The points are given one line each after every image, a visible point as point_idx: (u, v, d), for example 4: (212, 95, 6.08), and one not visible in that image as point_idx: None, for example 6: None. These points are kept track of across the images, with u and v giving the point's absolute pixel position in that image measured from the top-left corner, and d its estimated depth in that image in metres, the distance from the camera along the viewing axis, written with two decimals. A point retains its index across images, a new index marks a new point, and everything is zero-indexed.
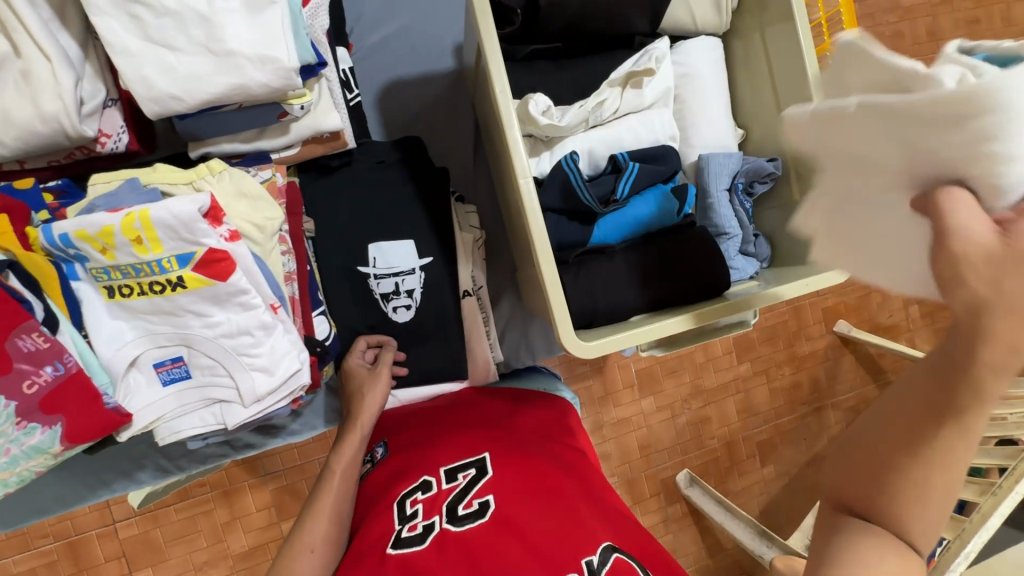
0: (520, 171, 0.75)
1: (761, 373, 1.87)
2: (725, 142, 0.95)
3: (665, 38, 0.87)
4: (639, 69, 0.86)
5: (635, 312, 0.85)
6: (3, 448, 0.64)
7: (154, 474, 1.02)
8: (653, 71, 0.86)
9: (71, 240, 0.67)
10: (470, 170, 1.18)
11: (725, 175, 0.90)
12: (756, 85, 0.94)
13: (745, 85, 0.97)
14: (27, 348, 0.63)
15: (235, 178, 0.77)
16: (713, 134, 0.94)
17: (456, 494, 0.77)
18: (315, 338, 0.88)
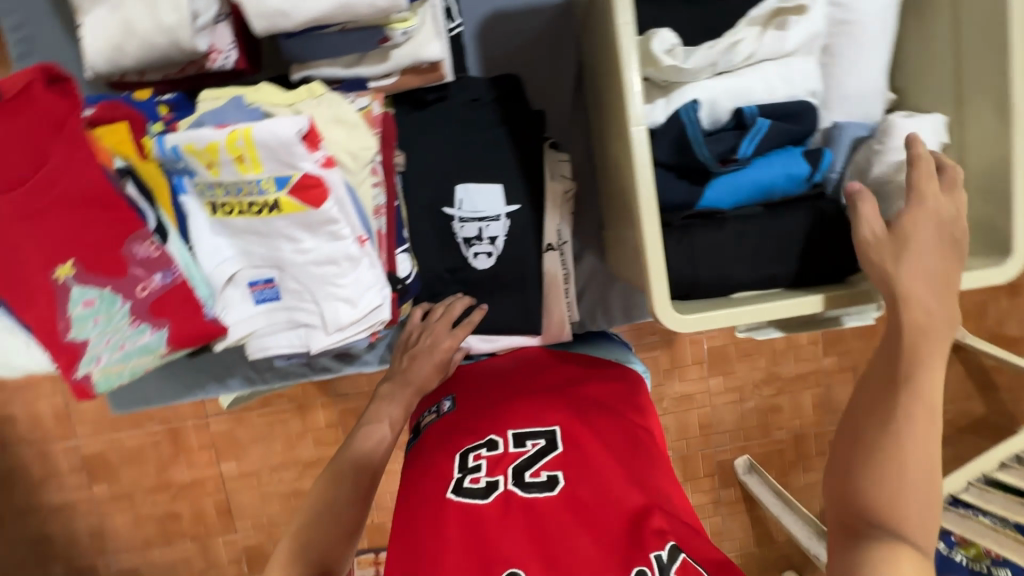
0: (634, 118, 0.68)
1: (851, 370, 1.70)
2: (873, 104, 0.81)
3: None
4: (788, 6, 0.74)
5: (737, 290, 0.77)
6: (120, 343, 0.68)
7: (242, 381, 1.09)
8: (803, 10, 0.74)
9: (180, 153, 0.68)
10: (566, 117, 1.10)
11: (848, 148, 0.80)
12: (928, 34, 0.78)
13: (914, 35, 0.81)
14: (141, 255, 0.67)
15: (333, 104, 0.75)
16: (859, 94, 0.80)
17: (524, 460, 0.74)
18: (397, 276, 0.87)
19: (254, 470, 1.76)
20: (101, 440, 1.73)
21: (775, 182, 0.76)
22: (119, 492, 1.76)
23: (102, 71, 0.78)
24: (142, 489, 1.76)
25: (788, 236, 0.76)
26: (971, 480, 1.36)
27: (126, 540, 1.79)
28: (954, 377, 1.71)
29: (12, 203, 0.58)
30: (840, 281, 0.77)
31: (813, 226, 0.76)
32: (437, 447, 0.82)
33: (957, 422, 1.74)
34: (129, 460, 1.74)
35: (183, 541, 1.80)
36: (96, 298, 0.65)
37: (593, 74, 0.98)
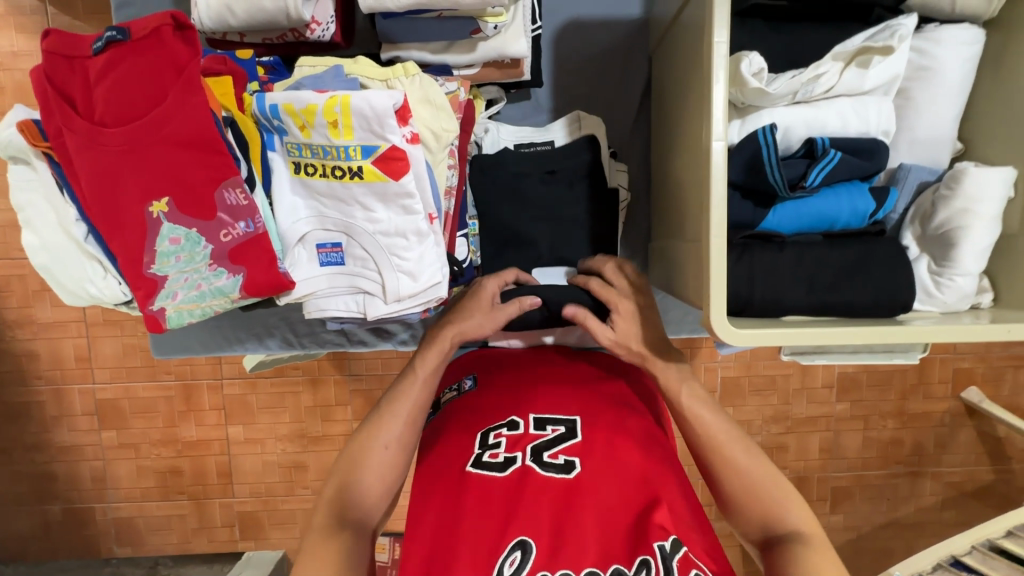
0: (714, 134, 0.70)
1: (861, 418, 1.70)
2: (940, 151, 0.83)
3: (916, 14, 0.76)
4: (876, 45, 0.76)
5: (789, 312, 0.78)
6: (196, 283, 0.72)
7: (280, 343, 1.12)
8: (889, 51, 0.76)
9: (278, 111, 0.72)
10: (628, 129, 1.13)
11: (912, 191, 0.82)
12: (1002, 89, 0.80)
13: (990, 90, 0.83)
14: (230, 201, 0.70)
15: (423, 84, 0.79)
16: (931, 139, 0.82)
17: (543, 441, 0.76)
18: (455, 258, 0.89)
19: (260, 438, 1.78)
20: (117, 387, 1.76)
21: (838, 214, 0.78)
22: (125, 441, 1.79)
23: (206, 28, 0.82)
24: (149, 441, 1.80)
25: (846, 267, 0.77)
26: (976, 544, 1.35)
27: (126, 489, 1.82)
28: (964, 440, 1.70)
29: (127, 137, 0.64)
30: (893, 317, 0.78)
31: (872, 258, 0.78)
32: (457, 421, 0.83)
33: (962, 486, 1.73)
34: (141, 410, 1.78)
35: (180, 498, 1.82)
36: (182, 237, 0.69)
37: (663, 91, 1.02)
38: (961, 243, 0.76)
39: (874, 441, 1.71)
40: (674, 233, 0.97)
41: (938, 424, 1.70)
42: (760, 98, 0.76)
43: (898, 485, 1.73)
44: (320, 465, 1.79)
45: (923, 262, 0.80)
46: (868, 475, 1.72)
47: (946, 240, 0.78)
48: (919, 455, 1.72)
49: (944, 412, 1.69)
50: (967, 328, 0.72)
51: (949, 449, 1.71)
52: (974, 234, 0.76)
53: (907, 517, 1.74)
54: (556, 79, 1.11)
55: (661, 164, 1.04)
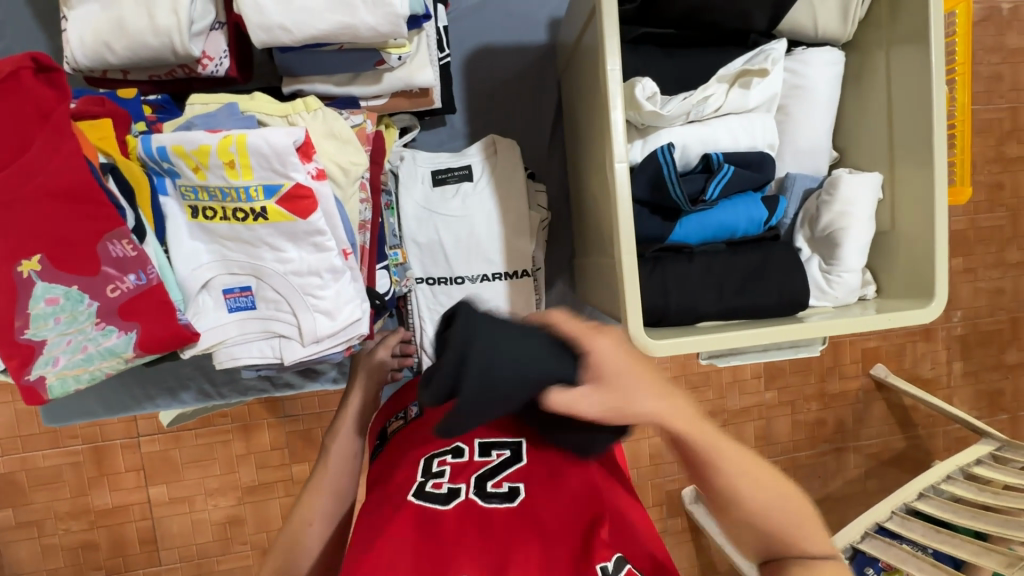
0: (617, 156, 0.73)
1: (787, 403, 1.82)
2: (818, 159, 0.91)
3: (785, 40, 0.84)
4: (753, 67, 0.83)
5: (702, 319, 0.83)
6: (81, 344, 0.66)
7: (195, 395, 1.04)
8: (764, 73, 0.83)
9: (167, 153, 0.67)
10: (544, 149, 1.15)
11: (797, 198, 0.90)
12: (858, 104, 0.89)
13: (854, 103, 0.92)
14: (115, 253, 0.64)
15: (327, 119, 0.77)
16: (810, 150, 0.91)
17: (487, 469, 0.75)
18: (376, 291, 0.87)
19: (186, 496, 1.64)
20: (12, 459, 1.57)
21: (738, 223, 0.84)
22: (25, 519, 1.59)
23: (83, 66, 0.76)
24: (53, 516, 1.60)
25: (748, 271, 0.83)
26: (894, 509, 1.45)
27: (29, 574, 1.61)
28: (878, 413, 1.85)
29: None
30: (794, 315, 0.84)
31: (769, 261, 0.84)
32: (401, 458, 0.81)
33: (880, 455, 1.88)
34: (42, 483, 1.58)
35: (97, 575, 1.63)
36: (61, 295, 0.63)
37: (572, 112, 1.05)
38: (844, 242, 0.84)
39: (802, 424, 1.83)
40: (595, 249, 1.01)
41: (855, 401, 1.84)
42: (659, 118, 0.81)
43: (826, 462, 1.85)
44: (259, 516, 1.66)
45: (814, 262, 0.87)
46: (800, 456, 1.84)
47: (831, 241, 0.85)
48: (840, 432, 1.85)
49: (858, 389, 1.83)
50: (856, 319, 0.79)
51: (866, 423, 1.86)
52: (854, 233, 0.84)
53: (837, 491, 1.87)
54: (470, 103, 1.12)
55: (576, 181, 1.08)
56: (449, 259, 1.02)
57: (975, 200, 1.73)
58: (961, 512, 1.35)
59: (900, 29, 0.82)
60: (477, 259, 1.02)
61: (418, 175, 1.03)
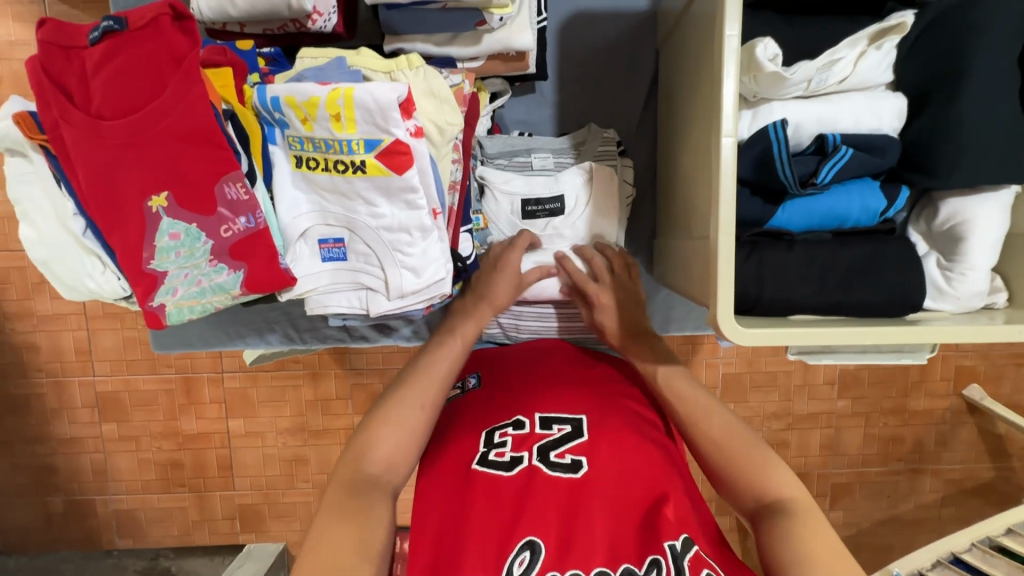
0: (725, 129, 0.69)
1: (862, 414, 1.70)
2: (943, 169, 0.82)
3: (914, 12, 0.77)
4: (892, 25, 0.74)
5: (796, 311, 0.77)
6: (196, 279, 0.71)
7: (280, 338, 1.11)
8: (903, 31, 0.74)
9: (279, 104, 0.70)
10: (634, 123, 1.11)
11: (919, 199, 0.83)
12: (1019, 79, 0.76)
13: None
14: (230, 196, 0.69)
15: (427, 78, 0.77)
16: None
17: (550, 441, 0.74)
18: (458, 254, 0.88)
19: (260, 431, 1.78)
20: (118, 380, 1.76)
21: (849, 211, 0.77)
22: (126, 433, 1.79)
23: (207, 17, 0.81)
24: (149, 434, 1.79)
25: (854, 264, 0.77)
26: (975, 541, 1.35)
27: (126, 482, 1.82)
28: (965, 437, 1.70)
29: (128, 129, 0.63)
30: (901, 317, 0.77)
31: (879, 259, 0.77)
32: (461, 424, 0.81)
33: (963, 483, 1.73)
34: (140, 403, 1.77)
35: (180, 491, 1.82)
36: (182, 232, 0.68)
37: (670, 85, 1.00)
38: (970, 237, 0.76)
39: (875, 438, 1.71)
40: (680, 230, 0.96)
41: (940, 423, 1.70)
42: (776, 87, 0.74)
43: (898, 481, 1.73)
44: (321, 458, 1.78)
45: (932, 258, 0.79)
46: (868, 471, 1.72)
47: (955, 235, 0.77)
48: (920, 452, 1.71)
49: (946, 409, 1.69)
50: (979, 329, 0.71)
51: (950, 447, 1.71)
52: (982, 227, 0.76)
53: (907, 514, 1.74)
54: (561, 71, 1.09)
55: (667, 159, 1.03)
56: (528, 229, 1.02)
57: None
58: None
59: None
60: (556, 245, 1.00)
61: (505, 158, 1.03)
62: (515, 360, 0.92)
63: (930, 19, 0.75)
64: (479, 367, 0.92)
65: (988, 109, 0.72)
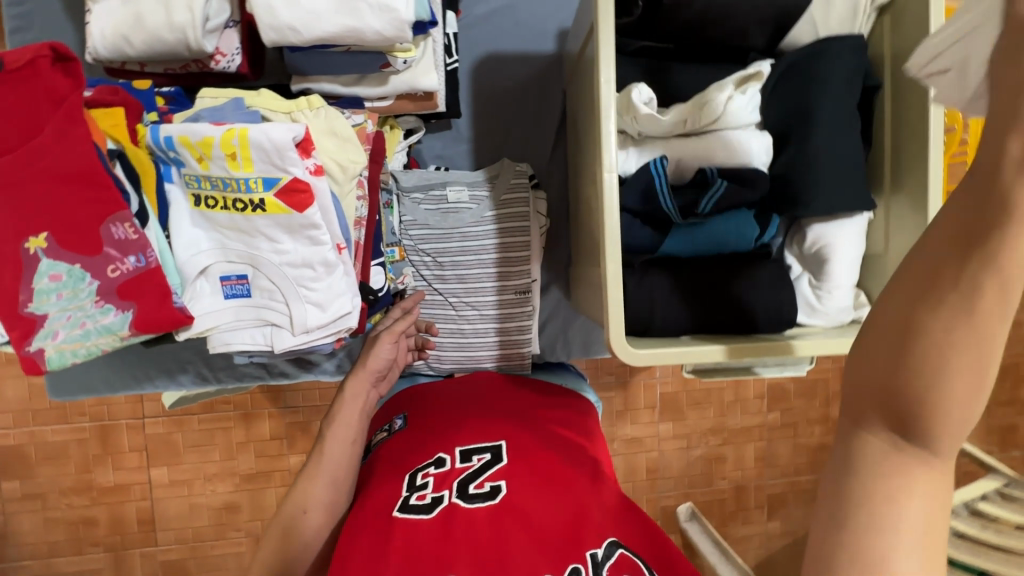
0: (607, 165, 0.75)
1: (787, 426, 1.79)
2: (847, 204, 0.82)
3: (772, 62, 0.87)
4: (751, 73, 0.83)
5: (687, 332, 0.83)
6: (80, 321, 0.68)
7: (193, 379, 1.07)
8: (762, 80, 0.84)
9: (173, 143, 0.70)
10: (546, 158, 1.17)
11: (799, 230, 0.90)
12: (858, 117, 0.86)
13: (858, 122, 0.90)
14: (118, 235, 0.67)
15: (328, 117, 0.79)
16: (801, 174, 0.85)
17: (469, 474, 0.76)
18: (369, 287, 0.89)
19: (186, 479, 1.67)
20: (23, 432, 1.62)
21: (729, 238, 0.84)
22: (32, 491, 1.64)
23: (103, 57, 0.81)
24: (59, 490, 1.65)
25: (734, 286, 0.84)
26: None
27: (33, 545, 1.65)
28: None
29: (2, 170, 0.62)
30: (780, 333, 0.84)
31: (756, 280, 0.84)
32: (387, 470, 0.81)
33: None
34: (49, 457, 1.63)
35: (95, 551, 1.67)
36: (64, 273, 0.66)
37: (575, 123, 1.07)
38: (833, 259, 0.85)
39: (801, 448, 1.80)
40: (589, 258, 1.02)
41: None
42: (654, 125, 0.83)
43: None
44: (255, 504, 1.69)
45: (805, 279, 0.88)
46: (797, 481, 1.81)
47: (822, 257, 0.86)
48: None
49: None
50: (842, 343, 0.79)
51: None
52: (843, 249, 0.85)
53: None
54: (476, 110, 1.15)
55: (576, 192, 1.09)
56: (445, 262, 1.08)
57: None
58: (958, 546, 1.33)
59: (899, 51, 0.82)
60: (466, 287, 1.08)
61: (419, 198, 1.07)
62: (440, 400, 0.94)
63: (784, 67, 0.85)
64: (405, 407, 0.95)
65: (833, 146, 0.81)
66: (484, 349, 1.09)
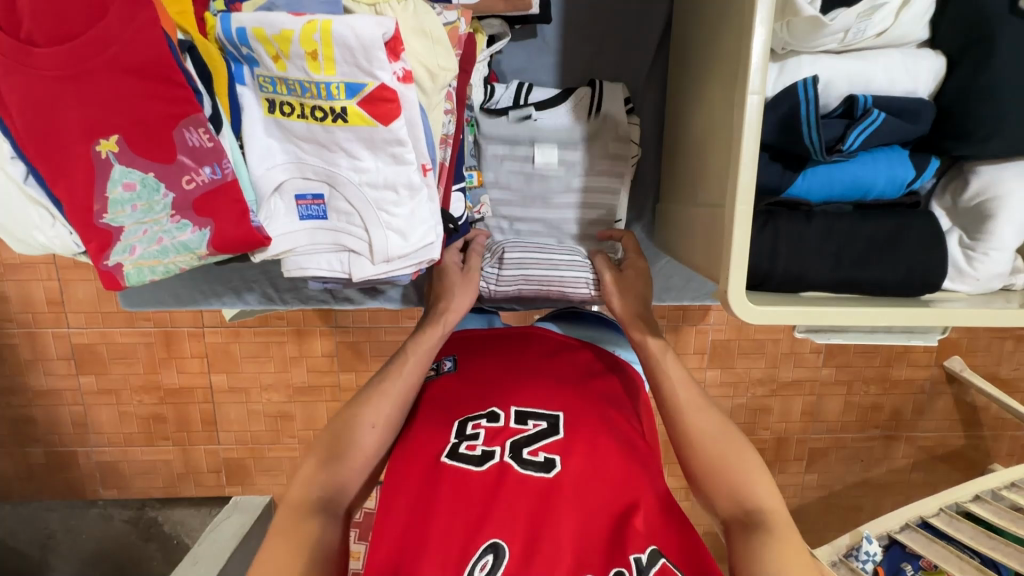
0: (751, 86, 0.62)
1: (844, 382, 1.70)
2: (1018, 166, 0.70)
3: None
4: None
5: (808, 288, 0.73)
6: (157, 236, 0.64)
7: (259, 298, 1.05)
8: None
9: (247, 37, 0.61)
10: (642, 75, 1.02)
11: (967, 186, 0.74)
12: None
13: None
14: (191, 142, 0.61)
15: (418, 12, 0.68)
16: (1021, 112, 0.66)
17: (523, 437, 0.71)
18: (450, 215, 0.81)
19: (243, 387, 1.74)
20: (93, 332, 1.69)
21: (874, 182, 0.72)
22: (105, 387, 1.74)
23: None
24: (129, 388, 1.74)
25: (874, 239, 0.72)
26: (944, 506, 1.39)
27: (108, 434, 1.78)
28: (942, 406, 1.72)
29: (63, 59, 0.55)
30: (916, 297, 0.74)
31: (896, 234, 0.72)
32: (432, 408, 0.77)
33: (934, 450, 1.76)
34: (118, 357, 1.71)
35: (164, 444, 1.79)
36: (137, 182, 0.61)
37: (685, 31, 0.91)
38: (998, 216, 0.71)
39: (855, 406, 1.72)
40: (686, 196, 0.90)
41: (919, 392, 1.71)
42: (811, 36, 0.67)
43: (873, 447, 1.76)
44: (305, 414, 1.76)
45: (955, 235, 0.74)
46: (846, 437, 1.75)
47: (983, 213, 0.72)
48: (897, 420, 1.74)
49: (926, 379, 1.70)
50: (997, 313, 0.68)
51: (927, 415, 1.73)
52: (1013, 205, 0.71)
53: (878, 477, 1.79)
54: (567, 12, 0.99)
55: (677, 116, 0.95)
56: (533, 174, 0.97)
57: None
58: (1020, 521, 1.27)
59: None
60: (546, 223, 0.99)
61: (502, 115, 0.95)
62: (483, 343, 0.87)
63: None
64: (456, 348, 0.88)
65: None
66: (580, 275, 0.93)
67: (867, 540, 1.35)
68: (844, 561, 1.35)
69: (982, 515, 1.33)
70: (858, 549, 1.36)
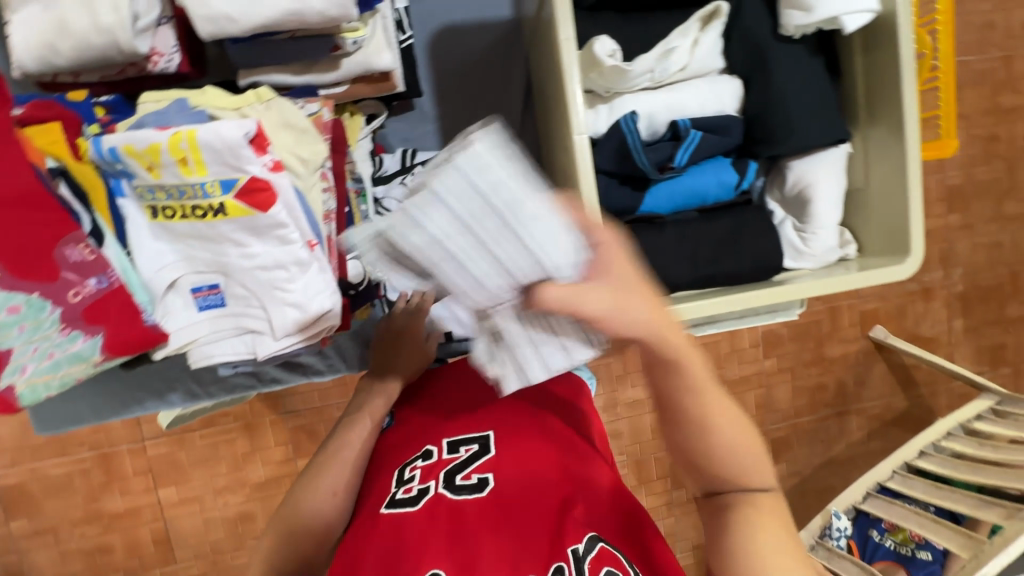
0: (577, 128, 0.73)
1: (787, 369, 1.80)
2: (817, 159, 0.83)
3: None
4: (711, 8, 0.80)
5: (676, 289, 0.83)
6: (47, 351, 0.67)
7: (184, 396, 1.04)
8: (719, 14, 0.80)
9: (118, 154, 0.66)
10: (516, 127, 1.13)
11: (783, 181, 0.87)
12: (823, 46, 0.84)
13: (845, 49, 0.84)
14: (73, 258, 0.65)
15: (282, 109, 0.77)
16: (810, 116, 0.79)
17: (456, 464, 0.72)
18: (348, 280, 0.89)
19: (196, 496, 1.66)
20: (24, 469, 1.59)
21: (708, 189, 0.83)
22: (40, 527, 1.62)
23: (32, 71, 0.76)
24: (68, 523, 1.63)
25: (722, 236, 0.82)
26: (895, 468, 1.46)
27: None
28: (878, 374, 1.84)
29: None
30: (768, 280, 0.84)
31: (737, 231, 0.83)
32: (378, 463, 0.80)
33: (883, 416, 1.87)
34: (54, 491, 1.61)
35: None
36: (22, 303, 0.63)
37: (540, 87, 1.03)
38: (814, 201, 0.83)
39: (802, 389, 1.81)
40: None
41: (855, 364, 1.82)
42: (620, 80, 0.79)
43: (829, 425, 1.85)
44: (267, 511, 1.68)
45: (787, 223, 0.86)
46: (801, 422, 1.83)
47: (802, 200, 0.85)
48: (841, 396, 1.84)
49: (858, 351, 1.81)
50: (830, 281, 0.79)
51: (867, 385, 1.84)
52: (823, 189, 0.83)
53: (841, 454, 1.87)
54: (438, 85, 1.10)
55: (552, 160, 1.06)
56: None
57: (969, 153, 1.73)
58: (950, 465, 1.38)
59: None
60: None
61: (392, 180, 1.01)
62: (422, 394, 0.89)
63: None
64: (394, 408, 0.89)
65: (796, 79, 0.79)
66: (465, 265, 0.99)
67: (835, 517, 1.40)
68: (821, 543, 1.38)
69: (930, 468, 1.40)
70: (829, 528, 1.40)
